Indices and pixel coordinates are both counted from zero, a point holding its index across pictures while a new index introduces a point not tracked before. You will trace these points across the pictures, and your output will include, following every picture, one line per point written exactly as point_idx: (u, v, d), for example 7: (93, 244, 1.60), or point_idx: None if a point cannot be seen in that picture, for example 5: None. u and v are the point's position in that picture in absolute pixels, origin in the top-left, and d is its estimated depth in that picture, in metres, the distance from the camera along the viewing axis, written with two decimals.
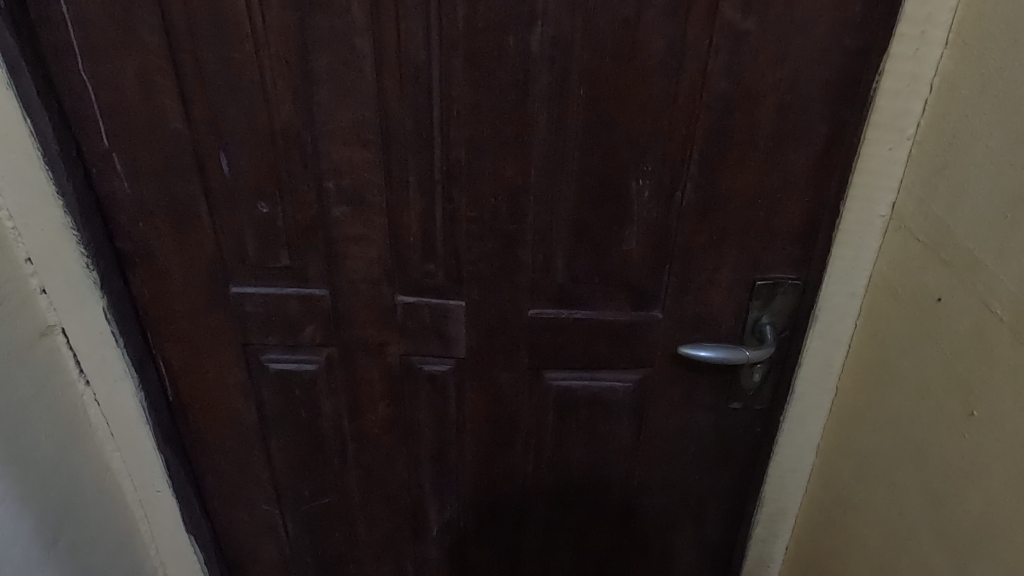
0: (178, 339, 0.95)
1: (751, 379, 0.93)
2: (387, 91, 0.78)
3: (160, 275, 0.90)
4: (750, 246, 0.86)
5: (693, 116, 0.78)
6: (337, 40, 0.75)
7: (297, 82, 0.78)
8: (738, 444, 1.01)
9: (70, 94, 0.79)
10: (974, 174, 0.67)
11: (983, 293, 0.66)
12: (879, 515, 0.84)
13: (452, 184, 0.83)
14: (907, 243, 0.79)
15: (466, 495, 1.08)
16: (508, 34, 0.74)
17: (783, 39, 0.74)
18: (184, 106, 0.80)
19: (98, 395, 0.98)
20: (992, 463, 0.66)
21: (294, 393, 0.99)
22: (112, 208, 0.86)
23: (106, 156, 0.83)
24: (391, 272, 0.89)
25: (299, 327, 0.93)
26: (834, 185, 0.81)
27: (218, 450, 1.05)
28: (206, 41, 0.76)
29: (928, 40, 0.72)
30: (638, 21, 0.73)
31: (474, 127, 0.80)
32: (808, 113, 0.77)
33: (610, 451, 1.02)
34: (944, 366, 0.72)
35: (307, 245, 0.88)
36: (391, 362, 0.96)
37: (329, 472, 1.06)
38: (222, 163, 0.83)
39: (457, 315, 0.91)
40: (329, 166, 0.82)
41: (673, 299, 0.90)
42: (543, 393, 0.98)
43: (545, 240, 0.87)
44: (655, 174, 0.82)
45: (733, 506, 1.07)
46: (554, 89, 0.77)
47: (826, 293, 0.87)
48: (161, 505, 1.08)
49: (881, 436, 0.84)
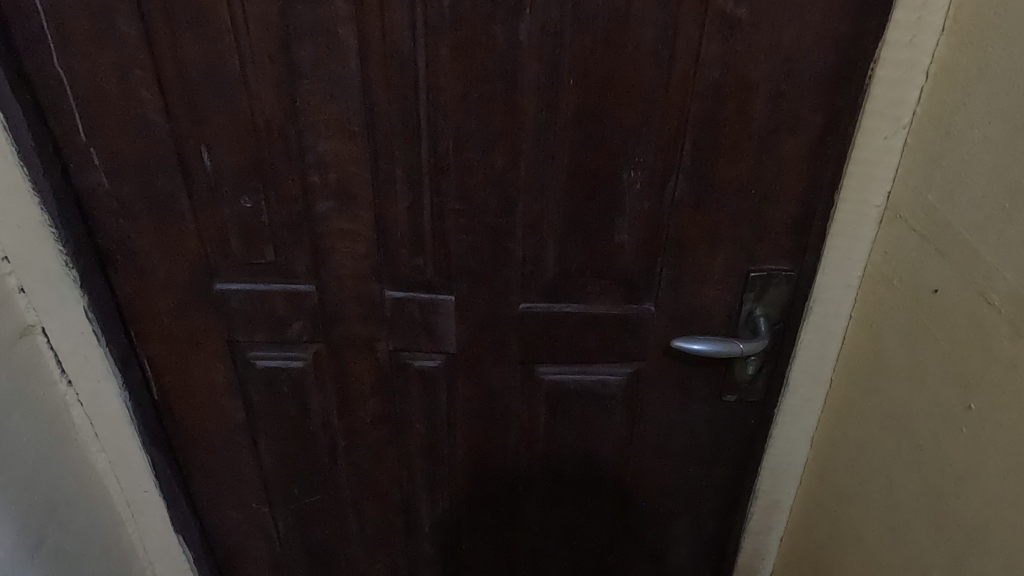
0: (163, 338, 0.93)
1: (745, 371, 0.93)
2: (372, 82, 0.76)
3: (142, 272, 0.89)
4: (744, 238, 0.84)
5: (685, 106, 0.77)
6: (320, 30, 0.73)
7: (279, 74, 0.76)
8: (732, 437, 1.00)
9: (46, 88, 0.77)
10: (971, 164, 0.66)
11: (981, 285, 0.65)
12: (875, 509, 0.84)
13: (440, 177, 0.81)
14: (901, 233, 0.78)
15: (458, 490, 1.07)
16: (496, 23, 0.72)
17: (776, 27, 0.72)
18: (164, 101, 0.78)
19: (81, 395, 0.95)
20: (991, 458, 0.66)
21: (282, 391, 0.97)
22: (91, 205, 0.84)
23: (85, 152, 0.81)
24: (379, 268, 0.87)
25: (286, 324, 0.91)
26: (829, 176, 0.80)
27: (207, 450, 1.03)
28: (185, 34, 0.73)
29: (924, 26, 0.71)
30: (629, 8, 0.72)
31: (463, 120, 0.78)
32: (802, 103, 0.76)
33: (603, 446, 1.02)
34: (940, 358, 0.72)
35: (292, 241, 0.86)
36: (380, 358, 0.94)
37: (320, 470, 1.05)
38: (204, 158, 0.81)
39: (446, 310, 0.90)
40: (314, 159, 0.80)
41: (666, 292, 0.88)
42: (535, 388, 0.96)
43: (535, 234, 0.85)
44: (647, 166, 0.81)
45: (727, 498, 1.06)
46: (543, 80, 0.76)
47: (820, 285, 0.86)
48: (148, 504, 1.07)
49: (877, 429, 0.83)
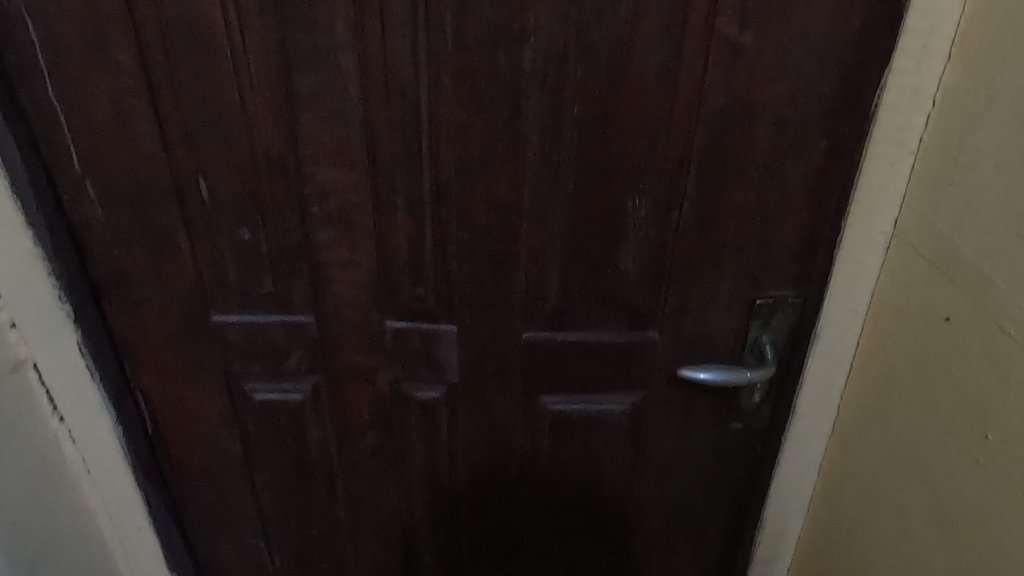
0: (158, 371, 0.91)
1: (751, 400, 0.92)
2: (373, 111, 0.75)
3: (137, 303, 0.87)
4: (749, 264, 0.83)
5: (689, 132, 0.76)
6: (320, 59, 0.72)
7: (278, 102, 0.74)
8: (737, 464, 0.98)
9: (40, 118, 0.76)
10: (981, 190, 0.65)
11: (995, 313, 0.64)
12: (886, 538, 0.82)
13: (442, 205, 0.80)
14: (910, 259, 0.77)
15: (459, 521, 1.04)
16: (499, 51, 0.72)
17: (781, 53, 0.71)
18: (161, 130, 0.76)
19: (73, 431, 0.92)
20: (1009, 488, 0.64)
21: (279, 423, 0.95)
22: (85, 237, 0.83)
23: (80, 182, 0.79)
24: (379, 297, 0.86)
25: (284, 355, 0.90)
26: (834, 201, 0.79)
27: (201, 484, 1.01)
28: (183, 63, 0.72)
29: (930, 53, 0.70)
30: (633, 36, 0.71)
31: (464, 148, 0.77)
32: (807, 129, 0.75)
33: (607, 474, 1.00)
34: (953, 387, 0.70)
35: (291, 271, 0.84)
36: (381, 389, 0.92)
37: (317, 502, 1.03)
38: (201, 188, 0.80)
39: (448, 339, 0.88)
40: (313, 189, 0.79)
41: (670, 319, 0.87)
42: (538, 418, 0.95)
43: (538, 261, 0.84)
44: (652, 192, 0.80)
45: (733, 527, 1.04)
46: (546, 107, 0.75)
47: (827, 312, 0.85)
48: (141, 540, 1.04)
49: (887, 458, 0.81)
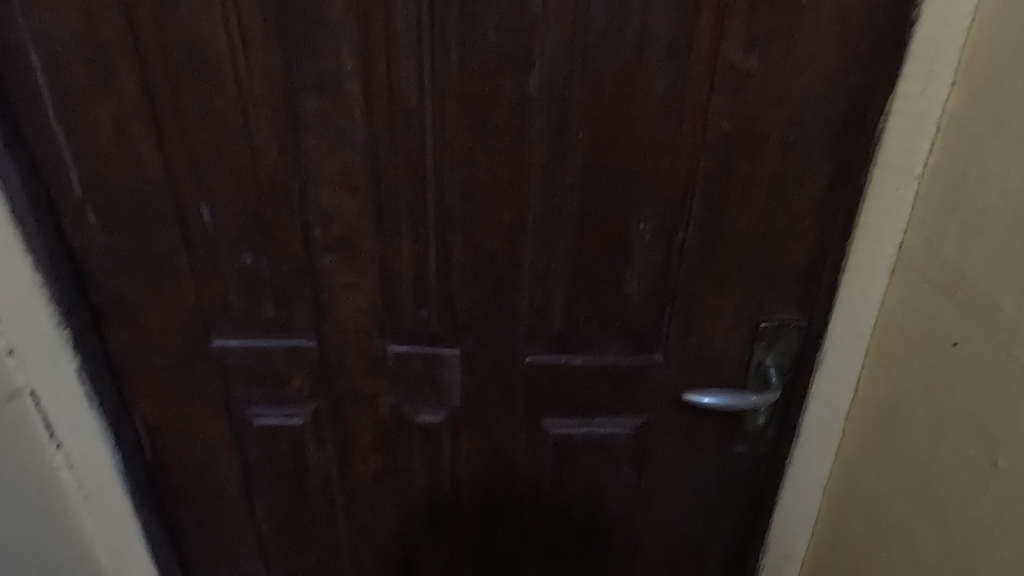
0: (157, 395, 0.90)
1: (755, 423, 0.91)
2: (378, 136, 0.74)
3: (137, 328, 0.86)
4: (754, 287, 0.83)
5: (695, 156, 0.76)
6: (325, 84, 0.72)
7: (282, 127, 0.74)
8: (742, 487, 0.98)
9: (41, 143, 0.75)
10: (989, 215, 0.65)
11: (1005, 339, 0.64)
12: (893, 563, 0.81)
13: (446, 229, 0.80)
14: (916, 283, 0.77)
15: (461, 546, 1.03)
16: (505, 76, 0.71)
17: (786, 78, 0.72)
18: (163, 154, 0.76)
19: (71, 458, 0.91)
20: (1019, 515, 0.64)
21: (280, 448, 0.94)
22: (85, 262, 0.82)
23: (80, 207, 0.78)
24: (382, 321, 0.85)
25: (285, 380, 0.89)
26: (839, 225, 0.79)
27: (199, 510, 1.00)
28: (187, 88, 0.72)
29: (935, 78, 0.71)
30: (639, 61, 0.71)
31: (470, 171, 0.76)
32: (812, 153, 0.75)
33: (610, 498, 0.99)
34: (961, 411, 0.70)
35: (293, 295, 0.83)
36: (383, 413, 0.91)
37: (317, 527, 1.01)
38: (203, 212, 0.79)
39: (451, 363, 0.87)
40: (317, 213, 0.78)
41: (675, 342, 0.87)
42: (541, 442, 0.94)
43: (543, 285, 0.83)
44: (657, 215, 0.79)
45: (737, 549, 1.03)
46: (551, 131, 0.75)
47: (832, 334, 0.85)
48: (139, 568, 1.02)
49: (894, 482, 0.81)
